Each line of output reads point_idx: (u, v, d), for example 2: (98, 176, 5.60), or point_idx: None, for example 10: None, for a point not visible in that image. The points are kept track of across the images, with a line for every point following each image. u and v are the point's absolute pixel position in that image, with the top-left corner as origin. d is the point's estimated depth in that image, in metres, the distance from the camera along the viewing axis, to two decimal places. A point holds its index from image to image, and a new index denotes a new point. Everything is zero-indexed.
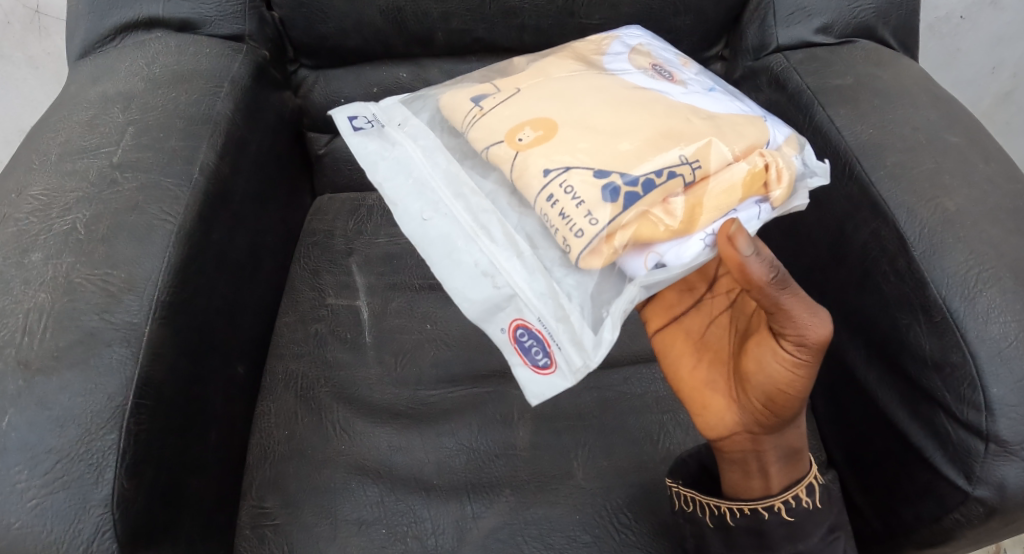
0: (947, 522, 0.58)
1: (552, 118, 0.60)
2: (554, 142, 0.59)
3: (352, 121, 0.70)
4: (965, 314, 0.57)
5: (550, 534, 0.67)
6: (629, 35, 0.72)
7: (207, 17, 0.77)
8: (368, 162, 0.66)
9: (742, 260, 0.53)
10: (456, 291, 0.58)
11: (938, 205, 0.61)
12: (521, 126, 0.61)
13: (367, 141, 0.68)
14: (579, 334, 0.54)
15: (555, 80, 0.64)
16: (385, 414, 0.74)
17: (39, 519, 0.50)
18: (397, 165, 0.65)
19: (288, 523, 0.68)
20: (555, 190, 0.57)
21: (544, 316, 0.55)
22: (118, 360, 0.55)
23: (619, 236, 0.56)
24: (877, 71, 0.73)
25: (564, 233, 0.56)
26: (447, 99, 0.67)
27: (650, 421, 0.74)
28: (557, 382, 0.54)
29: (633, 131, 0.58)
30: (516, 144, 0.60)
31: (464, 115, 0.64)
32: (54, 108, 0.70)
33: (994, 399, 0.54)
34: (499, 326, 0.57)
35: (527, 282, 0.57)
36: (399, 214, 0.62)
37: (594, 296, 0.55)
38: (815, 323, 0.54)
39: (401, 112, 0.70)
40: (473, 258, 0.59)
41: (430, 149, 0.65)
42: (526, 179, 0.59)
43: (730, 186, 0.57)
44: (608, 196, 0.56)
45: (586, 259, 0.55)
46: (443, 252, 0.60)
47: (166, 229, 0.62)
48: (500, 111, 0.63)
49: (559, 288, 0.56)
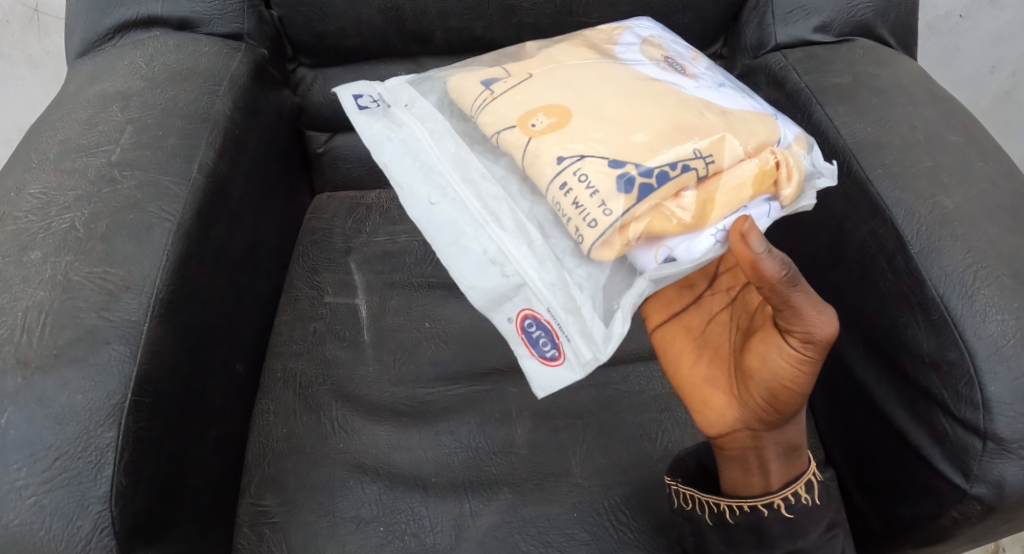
0: (945, 520, 0.58)
1: (564, 105, 0.60)
2: (568, 131, 0.59)
3: (358, 100, 0.69)
4: (962, 312, 0.57)
5: (547, 532, 0.68)
6: (640, 27, 0.72)
7: (205, 16, 0.77)
8: (374, 142, 0.66)
9: (755, 258, 0.53)
10: (462, 278, 0.58)
11: (936, 203, 0.61)
12: (534, 113, 0.61)
13: (373, 121, 0.67)
14: (588, 326, 0.54)
15: (567, 68, 0.64)
16: (384, 412, 0.74)
17: (38, 516, 0.51)
18: (403, 147, 0.65)
19: (287, 520, 0.68)
20: (568, 178, 0.57)
21: (553, 308, 0.55)
22: (117, 357, 0.55)
23: (633, 227, 0.56)
24: (876, 69, 0.73)
25: (577, 222, 0.56)
26: (457, 81, 0.67)
27: (648, 418, 0.74)
28: (564, 375, 0.54)
29: (645, 124, 0.58)
30: (528, 130, 0.60)
31: (474, 97, 0.64)
32: (53, 106, 0.70)
33: (992, 397, 0.54)
34: (506, 316, 0.57)
35: (536, 271, 0.57)
36: (406, 197, 0.62)
37: (605, 288, 0.56)
38: (823, 321, 0.54)
39: (409, 92, 0.69)
40: (480, 246, 0.58)
41: (439, 133, 0.65)
42: (539, 166, 0.59)
43: (741, 183, 0.58)
44: (622, 186, 0.56)
45: (598, 250, 0.56)
46: (450, 238, 0.60)
47: (165, 227, 0.62)
48: (512, 96, 0.63)
49: (570, 278, 0.56)
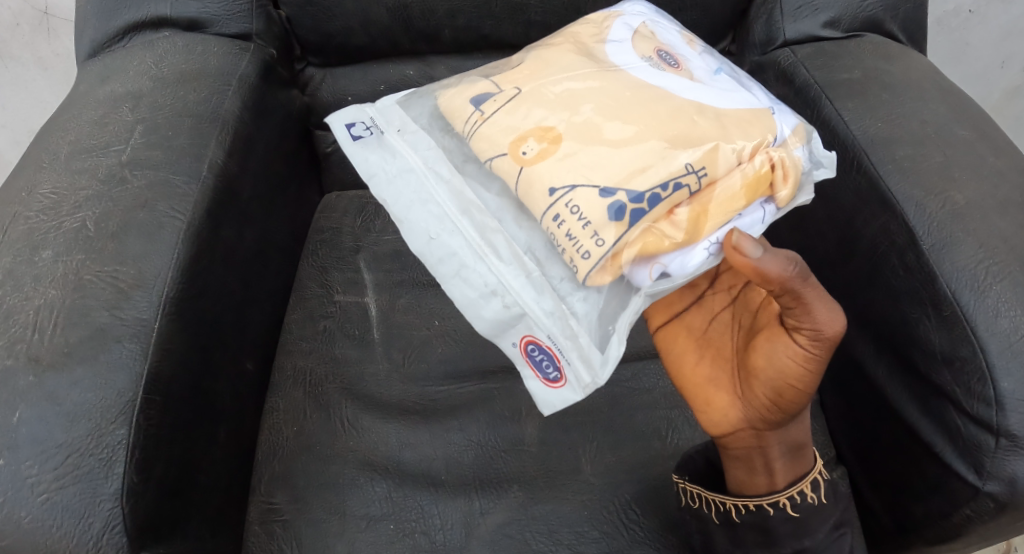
0: (957, 518, 0.57)
1: (554, 127, 0.59)
2: (558, 155, 0.58)
3: (351, 129, 0.69)
4: (974, 307, 0.56)
5: (558, 530, 0.67)
6: (632, 13, 0.71)
7: (215, 16, 0.77)
8: (370, 175, 0.66)
9: (755, 264, 0.53)
10: (467, 308, 0.59)
11: (946, 198, 0.61)
12: (524, 138, 0.60)
13: (368, 152, 0.67)
14: (587, 352, 0.54)
15: (556, 80, 0.62)
16: (393, 410, 0.74)
17: (50, 514, 0.51)
18: (401, 179, 0.65)
19: (296, 518, 0.68)
20: (560, 209, 0.57)
21: (553, 334, 0.55)
22: (128, 354, 0.56)
23: (626, 253, 0.56)
24: (886, 65, 0.72)
25: (571, 253, 0.56)
26: (447, 103, 0.66)
27: (658, 416, 0.73)
28: (567, 395, 0.55)
29: (637, 138, 0.57)
30: (519, 158, 0.59)
31: (465, 119, 0.64)
32: (63, 107, 0.70)
33: (1005, 392, 0.54)
34: (511, 340, 0.58)
35: (535, 300, 0.56)
36: (407, 232, 0.62)
37: (602, 311, 0.56)
38: (830, 318, 0.54)
39: (400, 114, 0.69)
40: (481, 277, 0.58)
41: (432, 161, 0.64)
42: (532, 195, 0.58)
43: (733, 194, 0.57)
44: (612, 215, 0.55)
45: (594, 277, 0.56)
46: (452, 269, 0.60)
47: (175, 226, 0.62)
48: (502, 118, 0.62)
49: (567, 307, 0.56)
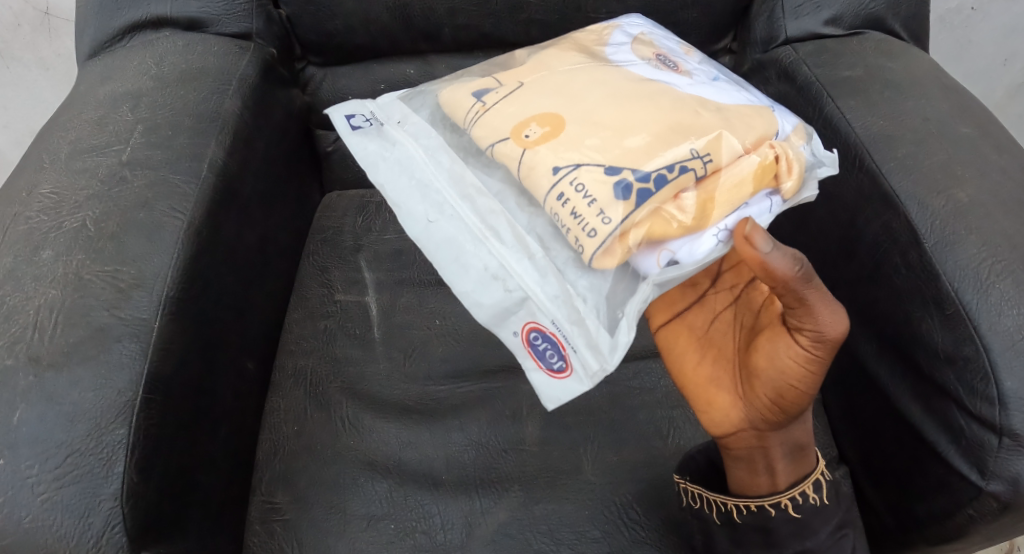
0: (960, 518, 0.57)
1: (557, 113, 0.60)
2: (562, 139, 0.58)
3: (350, 120, 0.69)
4: (977, 306, 0.56)
5: (559, 530, 0.67)
6: (630, 24, 0.71)
7: (215, 15, 0.77)
8: (369, 162, 0.65)
9: (762, 258, 0.53)
10: (466, 295, 0.57)
11: (949, 196, 0.61)
12: (527, 122, 0.60)
13: (367, 140, 0.67)
14: (595, 337, 0.54)
15: (559, 74, 0.63)
16: (394, 409, 0.74)
17: (49, 513, 0.51)
18: (399, 166, 0.64)
19: (297, 518, 0.68)
20: (565, 189, 0.56)
21: (558, 320, 0.55)
22: (128, 353, 0.56)
23: (633, 234, 0.55)
24: (888, 63, 0.72)
25: (576, 232, 0.56)
26: (449, 94, 0.66)
27: (660, 416, 0.73)
28: (572, 386, 0.53)
29: (641, 127, 0.57)
30: (522, 141, 0.59)
31: (466, 110, 0.64)
32: (63, 107, 0.70)
33: (1008, 392, 0.54)
34: (511, 330, 0.57)
35: (539, 285, 0.56)
36: (404, 217, 0.61)
37: (610, 296, 0.55)
38: (833, 319, 0.54)
39: (401, 109, 0.69)
40: (482, 261, 0.58)
41: (433, 149, 0.64)
42: (535, 177, 0.58)
43: (740, 179, 0.57)
44: (620, 193, 0.55)
45: (600, 259, 0.55)
46: (451, 255, 0.59)
47: (175, 226, 0.62)
48: (504, 107, 0.62)
49: (573, 290, 0.56)
